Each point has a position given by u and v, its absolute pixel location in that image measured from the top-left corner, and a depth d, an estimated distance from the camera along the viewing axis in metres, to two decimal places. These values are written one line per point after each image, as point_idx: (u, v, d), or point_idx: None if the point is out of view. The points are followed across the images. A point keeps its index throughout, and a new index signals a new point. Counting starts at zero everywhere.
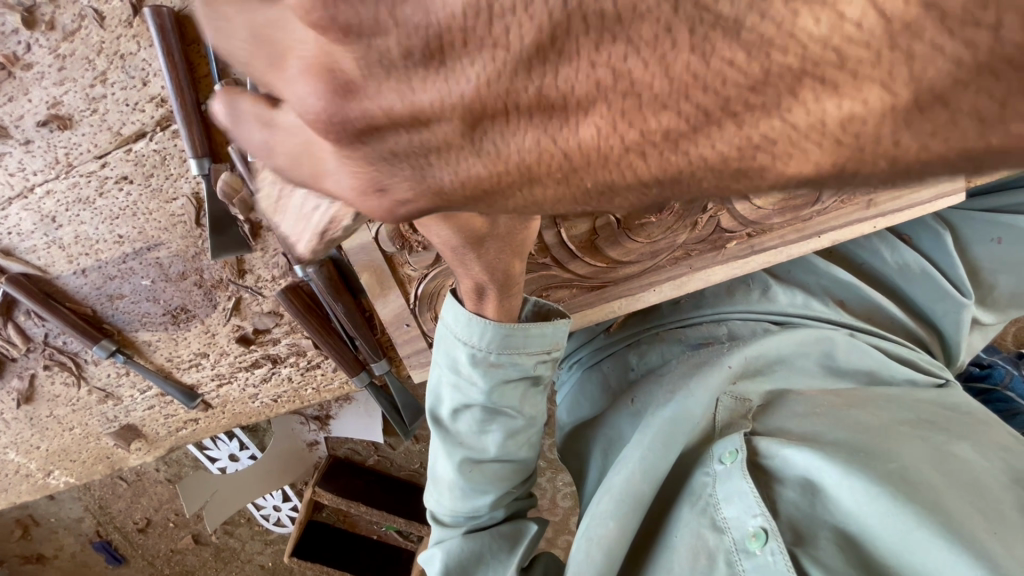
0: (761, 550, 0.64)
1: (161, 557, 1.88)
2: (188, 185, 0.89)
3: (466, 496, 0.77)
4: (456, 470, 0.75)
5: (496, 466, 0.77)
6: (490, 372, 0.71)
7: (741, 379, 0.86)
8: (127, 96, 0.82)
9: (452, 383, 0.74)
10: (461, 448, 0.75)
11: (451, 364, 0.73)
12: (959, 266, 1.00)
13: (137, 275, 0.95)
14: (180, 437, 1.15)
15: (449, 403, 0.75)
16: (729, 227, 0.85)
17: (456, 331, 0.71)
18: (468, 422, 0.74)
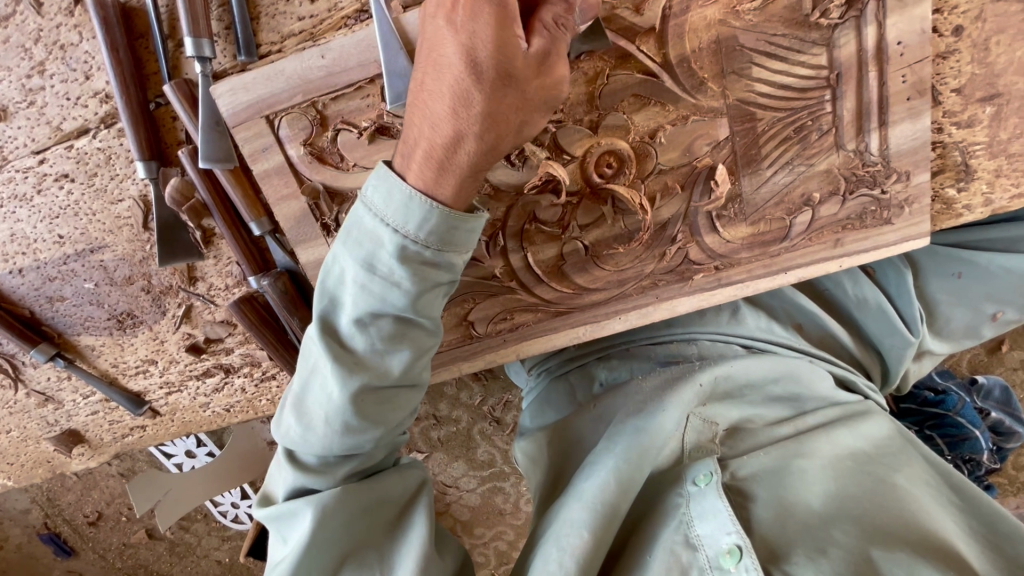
0: (736, 566, 0.65)
1: (113, 551, 1.82)
2: (135, 187, 0.83)
3: (349, 429, 0.64)
4: (346, 395, 0.62)
5: (395, 396, 0.66)
6: (414, 274, 0.60)
7: (707, 396, 0.85)
8: (68, 89, 0.78)
9: (356, 285, 0.61)
10: (357, 370, 0.63)
11: (365, 259, 0.60)
12: (913, 306, 1.03)
13: (79, 278, 0.89)
14: (127, 445, 1.06)
15: (351, 310, 0.62)
16: (697, 259, 0.84)
17: (385, 215, 0.59)
18: (376, 336, 0.62)
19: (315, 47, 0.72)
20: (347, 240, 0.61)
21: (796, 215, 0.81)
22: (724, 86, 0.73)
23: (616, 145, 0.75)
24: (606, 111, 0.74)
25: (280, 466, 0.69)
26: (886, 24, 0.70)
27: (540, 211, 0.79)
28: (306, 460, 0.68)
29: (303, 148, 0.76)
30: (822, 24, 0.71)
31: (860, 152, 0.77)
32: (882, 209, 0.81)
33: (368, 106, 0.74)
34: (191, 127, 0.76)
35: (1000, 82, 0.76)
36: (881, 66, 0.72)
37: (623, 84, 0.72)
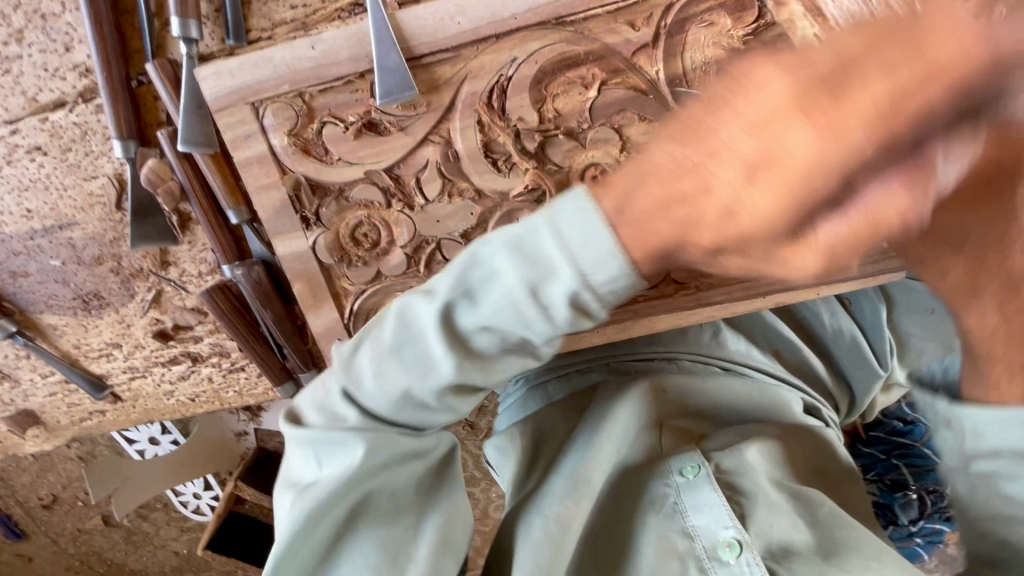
0: (736, 559, 0.72)
1: (66, 535, 1.77)
2: (111, 165, 0.81)
3: (417, 413, 0.61)
4: (422, 385, 0.58)
5: (464, 392, 0.61)
6: (578, 321, 0.52)
7: (673, 400, 0.91)
8: (46, 60, 0.76)
9: (522, 300, 0.51)
10: (465, 363, 0.56)
11: (535, 285, 0.50)
12: (885, 342, 1.05)
13: (46, 254, 0.87)
14: (85, 429, 1.03)
15: (477, 312, 0.54)
16: (679, 278, 0.83)
17: (574, 258, 0.47)
18: (500, 342, 0.55)
19: (306, 38, 0.71)
20: (524, 253, 0.50)
21: None
22: None
23: (599, 160, 0.75)
24: (596, 124, 0.74)
25: (328, 390, 0.62)
26: None
27: (524, 220, 0.78)
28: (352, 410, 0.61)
29: (287, 139, 0.74)
30: None
31: None
32: None
33: (357, 101, 0.73)
34: (172, 108, 0.74)
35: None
36: None
37: (615, 99, 0.73)
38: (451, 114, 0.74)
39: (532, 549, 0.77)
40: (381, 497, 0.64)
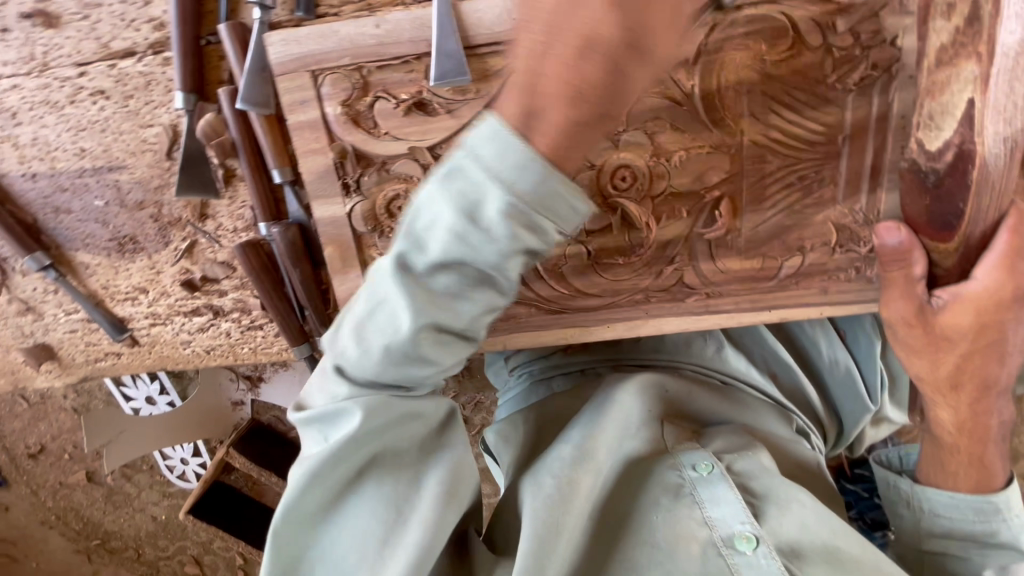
0: (752, 551, 0.73)
1: (47, 488, 1.76)
2: (168, 116, 0.85)
3: (400, 365, 0.61)
4: (395, 341, 0.59)
5: (454, 342, 0.63)
6: (520, 235, 0.55)
7: (674, 402, 0.97)
8: (124, 11, 0.81)
9: (461, 245, 0.56)
10: (428, 309, 0.58)
11: (467, 211, 0.55)
12: (878, 377, 1.09)
13: (91, 194, 0.91)
14: (97, 370, 1.05)
15: (429, 252, 0.58)
16: (691, 283, 0.88)
17: (498, 168, 0.53)
18: (449, 282, 0.58)
19: (371, 18, 0.76)
20: (440, 197, 0.55)
21: (788, 258, 0.86)
22: (742, 127, 0.79)
23: (632, 162, 0.80)
24: (631, 128, 0.79)
25: (325, 375, 0.65)
26: (894, 98, 0.76)
27: None
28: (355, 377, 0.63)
29: (340, 108, 0.79)
30: (838, 86, 0.76)
31: (854, 210, 0.82)
32: (868, 267, 0.85)
33: (410, 81, 0.78)
34: (236, 67, 0.79)
35: None
36: (885, 134, 0.77)
37: (650, 106, 0.78)
38: (497, 103, 0.78)
39: (535, 509, 0.79)
40: (382, 460, 0.66)
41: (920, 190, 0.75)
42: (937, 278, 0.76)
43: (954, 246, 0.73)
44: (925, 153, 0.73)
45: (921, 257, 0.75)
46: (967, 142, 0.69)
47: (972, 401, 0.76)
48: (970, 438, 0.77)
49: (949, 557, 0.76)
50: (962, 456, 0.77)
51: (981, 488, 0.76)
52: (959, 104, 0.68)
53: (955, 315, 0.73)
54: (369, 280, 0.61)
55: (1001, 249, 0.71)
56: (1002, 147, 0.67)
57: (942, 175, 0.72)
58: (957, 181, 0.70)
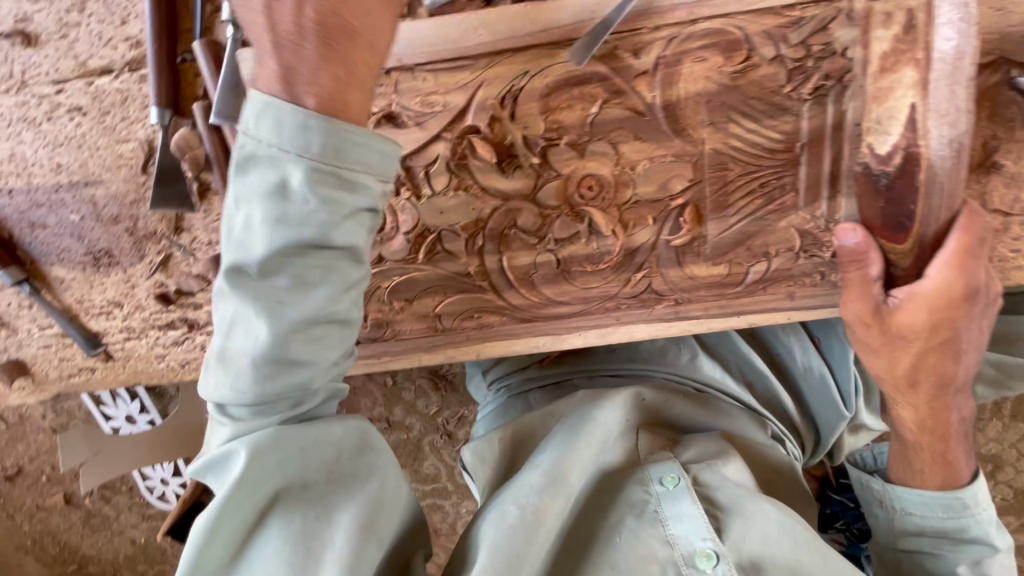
0: (710, 568, 0.74)
1: (24, 512, 1.73)
2: (144, 131, 0.87)
3: (278, 373, 0.62)
4: (263, 350, 0.61)
5: (327, 334, 0.64)
6: (333, 197, 0.60)
7: (652, 411, 0.97)
8: (102, 30, 0.83)
9: (286, 232, 0.60)
10: (277, 311, 0.61)
11: (276, 192, 0.60)
12: (852, 383, 1.09)
13: (67, 209, 0.92)
14: (71, 386, 1.04)
15: (256, 250, 0.60)
16: (660, 289, 0.89)
17: (279, 139, 0.58)
18: (290, 271, 0.61)
19: None
20: (256, 188, 0.60)
21: (753, 264, 0.87)
22: (703, 136, 0.81)
23: (598, 171, 0.82)
24: (595, 137, 0.81)
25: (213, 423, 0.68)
26: (848, 107, 0.78)
27: (521, 220, 0.85)
28: (235, 411, 0.66)
29: None
30: (794, 96, 0.79)
31: (815, 216, 0.84)
32: (832, 272, 0.87)
33: (380, 95, 0.80)
34: (210, 82, 0.81)
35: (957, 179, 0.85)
36: (841, 142, 0.80)
37: (613, 117, 0.80)
38: (464, 115, 0.80)
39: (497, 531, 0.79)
40: (291, 493, 0.67)
41: (873, 194, 0.76)
42: (895, 279, 0.77)
43: (910, 247, 0.74)
44: (875, 157, 0.75)
45: (877, 258, 0.76)
46: (912, 145, 0.71)
47: (931, 400, 0.78)
48: (933, 436, 0.78)
49: (927, 556, 0.77)
50: (926, 453, 0.79)
51: (949, 485, 0.77)
52: (903, 108, 0.71)
53: (910, 313, 0.74)
54: (217, 308, 0.64)
55: (951, 249, 0.72)
56: (947, 150, 0.68)
57: (892, 177, 0.74)
58: (906, 183, 0.73)
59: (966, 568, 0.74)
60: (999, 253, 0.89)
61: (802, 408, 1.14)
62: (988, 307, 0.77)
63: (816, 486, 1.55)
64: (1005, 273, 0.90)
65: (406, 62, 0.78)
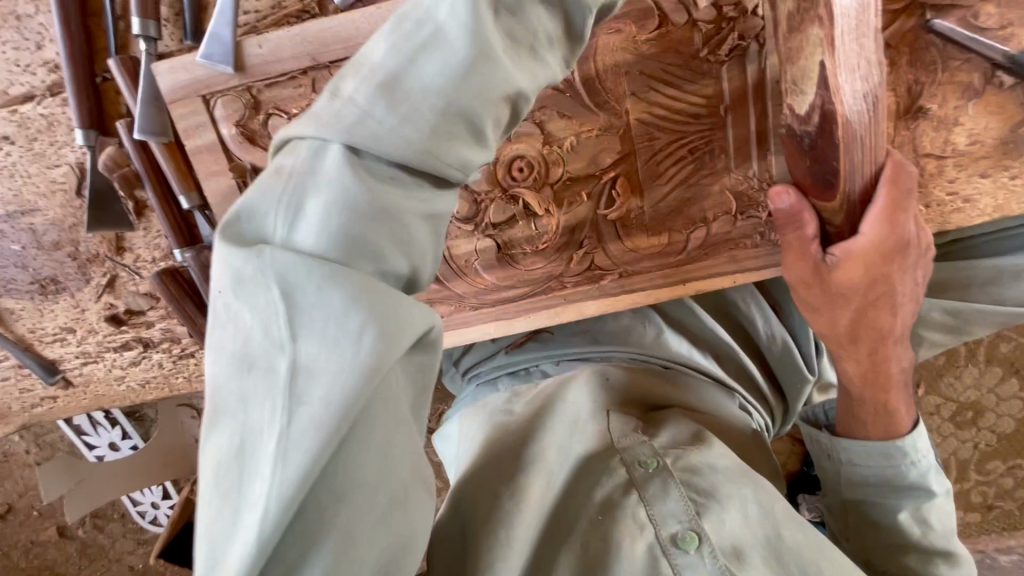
0: (695, 551, 0.73)
1: (19, 548, 1.73)
2: (73, 154, 0.87)
3: (436, 144, 0.47)
4: (284, 239, 0.43)
5: (371, 240, 0.44)
6: (461, 93, 0.47)
7: (619, 390, 0.98)
8: (19, 57, 0.83)
9: (403, 62, 0.46)
10: (340, 182, 0.43)
11: (389, 82, 0.46)
12: (813, 347, 1.11)
13: (6, 239, 0.91)
14: (35, 416, 1.05)
15: (456, 48, 0.47)
16: (603, 265, 0.89)
17: (453, 21, 0.47)
18: (365, 129, 0.45)
19: (254, 37, 0.78)
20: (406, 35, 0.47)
21: (693, 231, 0.88)
22: (627, 106, 0.81)
23: (528, 153, 0.82)
24: (519, 118, 0.81)
25: (265, 304, 0.41)
26: (766, 64, 0.78)
27: (457, 207, 0.85)
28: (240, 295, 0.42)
29: (235, 128, 0.80)
30: (712, 59, 0.79)
31: (749, 177, 0.85)
32: (772, 232, 0.87)
33: (301, 95, 0.80)
34: (131, 99, 0.81)
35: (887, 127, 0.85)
36: (764, 101, 0.80)
37: (536, 97, 0.80)
38: None
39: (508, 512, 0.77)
40: None
41: (800, 154, 0.75)
42: (830, 236, 0.77)
43: (838, 204, 0.72)
44: (796, 117, 0.73)
45: (811, 218, 0.75)
46: (828, 102, 0.67)
47: (871, 353, 0.80)
48: (874, 388, 0.80)
49: (871, 504, 0.81)
50: (868, 407, 0.81)
51: (889, 435, 0.80)
52: (813, 66, 0.67)
53: (847, 272, 0.74)
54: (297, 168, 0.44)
55: (881, 202, 0.71)
56: (862, 103, 0.64)
57: (814, 136, 0.71)
58: (827, 141, 0.69)
59: (907, 513, 0.78)
60: (936, 197, 0.90)
61: (769, 375, 1.15)
62: (919, 258, 0.77)
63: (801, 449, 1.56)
64: (942, 217, 0.91)
65: (320, 61, 0.78)
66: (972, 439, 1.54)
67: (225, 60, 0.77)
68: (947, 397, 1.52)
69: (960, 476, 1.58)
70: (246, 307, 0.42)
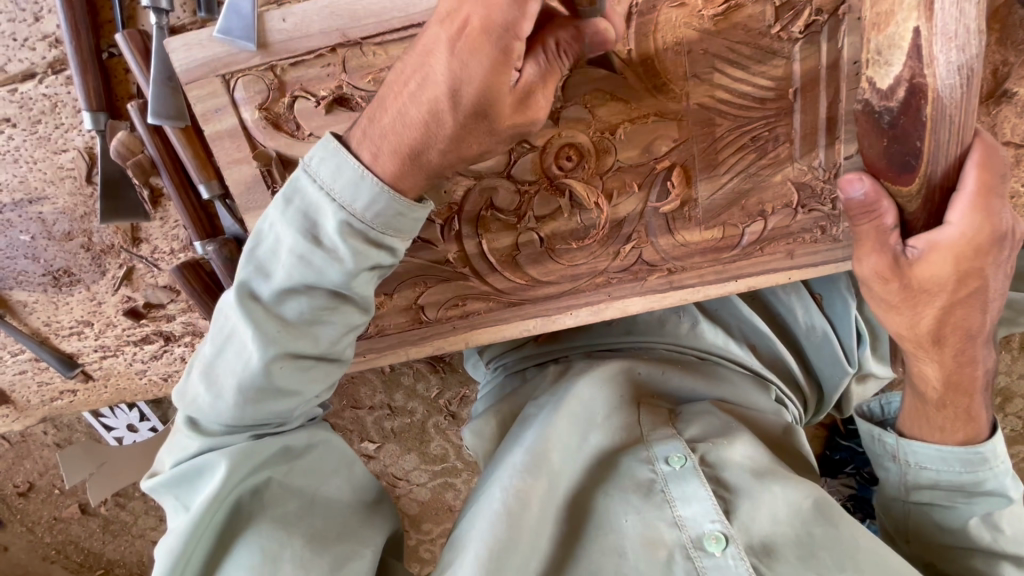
0: (721, 552, 0.71)
1: (42, 525, 1.73)
2: (81, 138, 0.80)
3: (292, 345, 0.65)
4: (236, 357, 0.65)
5: (313, 368, 0.68)
6: (359, 251, 0.63)
7: (648, 386, 0.93)
8: (15, 30, 0.75)
9: (318, 222, 0.63)
10: (276, 340, 0.64)
11: (312, 233, 0.63)
12: (855, 337, 1.06)
13: (15, 229, 0.86)
14: (55, 409, 1.02)
15: (340, 221, 0.62)
16: (652, 260, 0.84)
17: (333, 183, 0.62)
18: (276, 280, 0.64)
19: (276, 8, 0.70)
20: (298, 240, 0.62)
21: (749, 224, 0.82)
22: (686, 89, 0.74)
23: (576, 139, 0.75)
24: (568, 103, 0.73)
25: (178, 434, 0.71)
26: (844, 43, 0.71)
27: (498, 199, 0.79)
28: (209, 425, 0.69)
29: (257, 113, 0.73)
30: (783, 37, 0.71)
31: (814, 167, 0.78)
32: (832, 226, 0.82)
33: (328, 76, 0.72)
34: (142, 79, 0.74)
35: None
36: (837, 85, 0.73)
37: (587, 78, 0.72)
38: None
39: (493, 522, 0.75)
40: (272, 492, 0.71)
41: (875, 134, 0.65)
42: (910, 227, 0.69)
43: (916, 188, 0.65)
44: (876, 93, 0.64)
45: (890, 205, 0.67)
46: (917, 75, 0.60)
47: (956, 355, 0.74)
48: (956, 391, 0.76)
49: (937, 508, 0.78)
50: (949, 410, 0.77)
51: (969, 441, 0.77)
52: (905, 34, 0.60)
53: (932, 266, 0.67)
54: (217, 318, 0.67)
55: (969, 189, 0.65)
56: (955, 77, 0.59)
57: (896, 114, 0.63)
58: (911, 119, 0.62)
59: (978, 519, 0.75)
60: None
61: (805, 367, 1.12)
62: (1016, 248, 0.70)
63: (825, 434, 1.55)
64: None
65: (350, 37, 0.70)
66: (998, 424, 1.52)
67: (245, 37, 0.70)
68: None
69: None
70: (204, 400, 0.67)
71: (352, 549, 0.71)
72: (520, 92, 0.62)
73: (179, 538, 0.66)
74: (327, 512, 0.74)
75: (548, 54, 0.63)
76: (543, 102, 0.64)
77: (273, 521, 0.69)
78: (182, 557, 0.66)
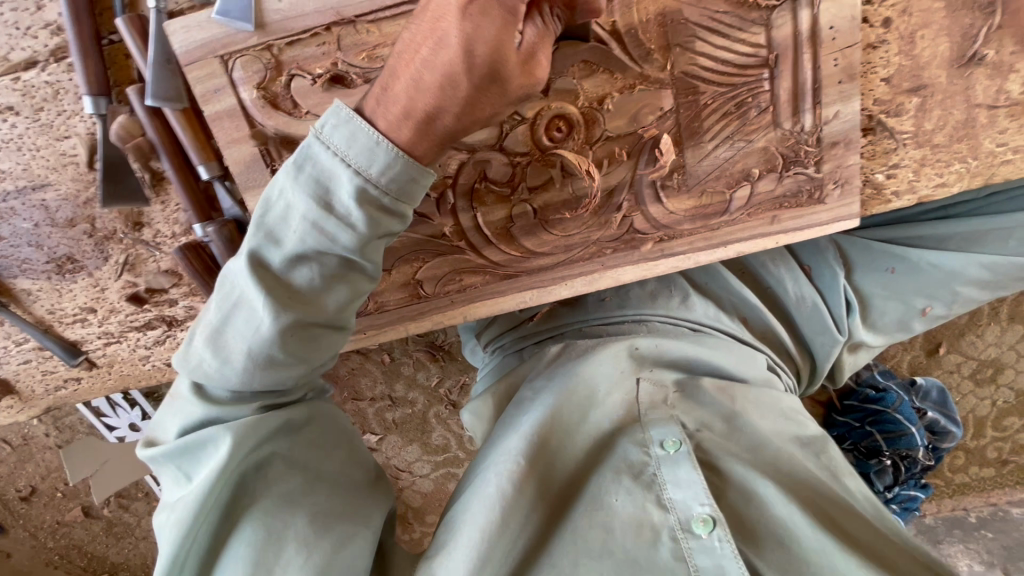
0: (707, 534, 0.70)
1: (45, 529, 1.73)
2: (83, 125, 0.82)
3: (300, 311, 0.67)
4: (245, 320, 0.67)
5: (321, 334, 0.71)
6: (373, 217, 0.65)
7: (647, 359, 0.92)
8: (17, 19, 0.77)
9: (331, 187, 0.65)
10: (288, 307, 0.66)
11: (324, 199, 0.65)
12: (844, 306, 1.09)
13: (19, 217, 0.87)
14: (60, 398, 1.03)
15: (351, 187, 0.64)
16: (643, 229, 0.86)
17: (347, 149, 0.64)
18: (288, 245, 0.66)
19: None
20: (311, 204, 0.64)
21: (736, 189, 0.84)
22: (670, 58, 0.76)
23: (565, 109, 0.78)
24: (557, 74, 0.76)
25: (180, 400, 0.72)
26: (820, 9, 0.74)
27: (491, 171, 0.81)
28: (215, 392, 0.71)
29: (256, 92, 0.76)
30: (761, 5, 0.74)
31: (797, 131, 0.81)
32: (816, 189, 0.85)
33: (323, 54, 0.75)
34: (141, 61, 0.76)
35: (941, 74, 0.81)
36: (815, 50, 0.76)
37: (575, 50, 0.75)
38: None
39: (490, 507, 0.75)
40: (274, 468, 0.73)
41: None
42: None
43: None
44: None
45: None
46: None
47: None
48: None
49: None
50: None
51: None
52: None
53: None
54: (223, 286, 0.68)
55: None
56: None
57: None
58: None
59: None
60: (985, 150, 0.85)
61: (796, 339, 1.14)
62: None
63: (821, 411, 1.58)
64: (991, 169, 0.87)
65: (344, 16, 0.73)
66: (991, 397, 1.54)
67: (243, 18, 0.72)
68: (968, 356, 1.51)
69: (976, 433, 1.58)
70: (212, 361, 0.68)
71: (354, 528, 0.73)
72: (523, 53, 0.65)
73: (187, 512, 0.67)
74: (330, 488, 0.76)
75: (546, 20, 0.65)
76: (545, 60, 0.67)
77: (280, 499, 0.71)
78: (189, 530, 0.67)
